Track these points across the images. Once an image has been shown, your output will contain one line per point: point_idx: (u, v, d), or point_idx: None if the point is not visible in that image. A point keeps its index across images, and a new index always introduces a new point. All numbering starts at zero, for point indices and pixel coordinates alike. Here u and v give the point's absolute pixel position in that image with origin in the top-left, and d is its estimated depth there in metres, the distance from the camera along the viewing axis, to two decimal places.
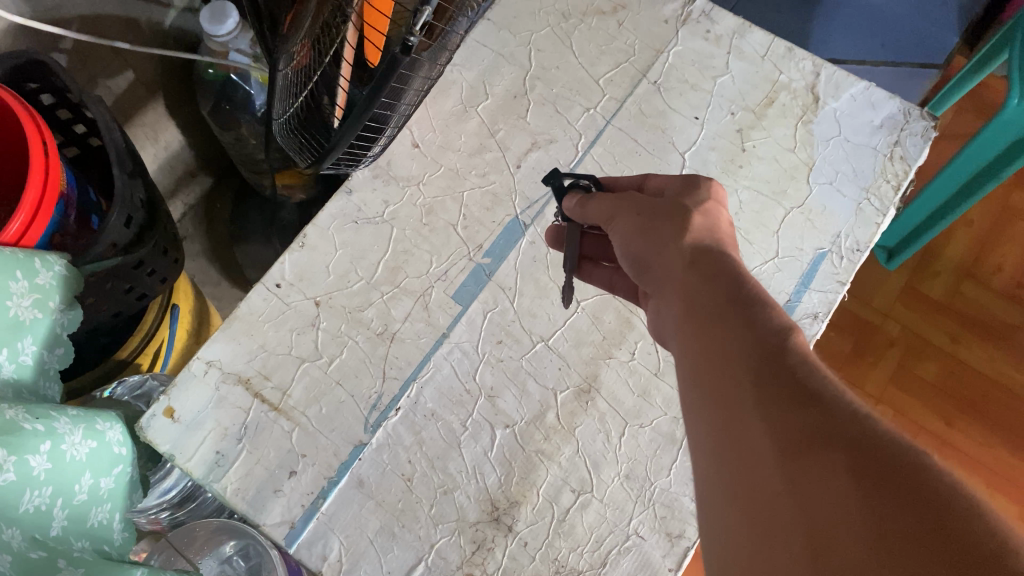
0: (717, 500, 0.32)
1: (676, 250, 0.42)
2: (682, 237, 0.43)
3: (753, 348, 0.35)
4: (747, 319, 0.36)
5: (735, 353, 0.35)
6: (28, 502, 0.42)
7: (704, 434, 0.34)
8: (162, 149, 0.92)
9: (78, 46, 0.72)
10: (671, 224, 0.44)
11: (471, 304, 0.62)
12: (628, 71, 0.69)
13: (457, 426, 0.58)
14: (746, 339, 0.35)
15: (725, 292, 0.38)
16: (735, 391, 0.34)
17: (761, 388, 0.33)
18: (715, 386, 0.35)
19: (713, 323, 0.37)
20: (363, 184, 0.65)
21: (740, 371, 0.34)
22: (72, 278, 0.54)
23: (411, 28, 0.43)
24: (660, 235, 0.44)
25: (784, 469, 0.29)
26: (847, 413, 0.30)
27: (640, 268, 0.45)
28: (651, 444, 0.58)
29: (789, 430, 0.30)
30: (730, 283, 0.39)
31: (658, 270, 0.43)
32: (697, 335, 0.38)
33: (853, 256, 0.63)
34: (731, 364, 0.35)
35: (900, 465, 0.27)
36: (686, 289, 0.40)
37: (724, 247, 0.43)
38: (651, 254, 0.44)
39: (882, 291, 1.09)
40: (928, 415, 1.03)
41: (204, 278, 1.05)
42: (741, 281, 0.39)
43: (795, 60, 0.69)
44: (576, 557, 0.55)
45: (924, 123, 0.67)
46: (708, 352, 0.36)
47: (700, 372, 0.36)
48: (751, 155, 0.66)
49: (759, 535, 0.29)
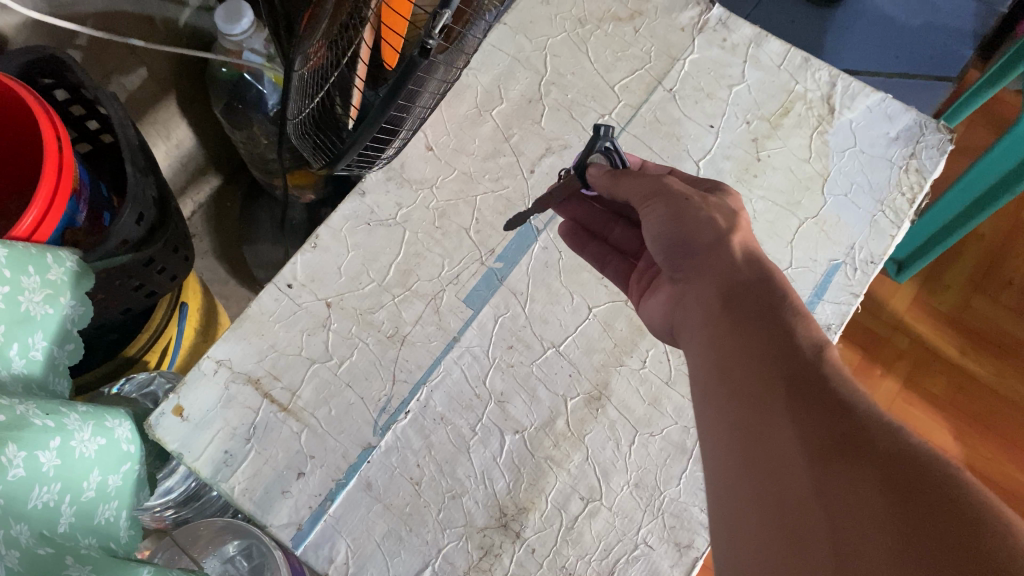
0: (739, 500, 0.32)
1: (718, 249, 0.42)
2: (729, 236, 0.43)
3: (788, 355, 0.35)
4: (783, 327, 0.37)
5: (768, 356, 0.36)
6: (37, 497, 0.42)
7: (728, 432, 0.35)
8: (174, 146, 0.92)
9: (93, 42, 0.72)
10: (718, 220, 0.44)
11: (482, 308, 0.61)
12: (643, 79, 0.69)
13: (466, 431, 0.58)
14: (781, 346, 0.36)
15: (762, 297, 0.39)
16: (764, 393, 0.34)
17: (794, 393, 0.33)
18: (742, 387, 0.35)
19: (747, 324, 0.38)
20: (376, 186, 0.65)
21: (773, 374, 0.35)
22: (84, 273, 0.53)
23: (429, 32, 0.43)
24: (700, 224, 0.43)
25: (812, 472, 0.30)
26: (879, 424, 0.31)
27: (674, 257, 0.45)
28: (661, 453, 0.58)
29: (819, 435, 0.31)
30: (767, 288, 0.39)
31: (697, 264, 0.43)
32: (726, 333, 0.38)
33: (867, 268, 0.63)
34: (763, 366, 0.35)
35: (930, 478, 0.28)
36: (721, 287, 0.40)
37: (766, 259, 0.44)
38: (693, 243, 0.43)
39: (890, 303, 1.09)
40: (938, 429, 1.02)
41: (212, 277, 1.05)
42: (779, 290, 0.39)
43: (811, 71, 0.69)
44: (584, 565, 0.54)
45: (940, 136, 0.67)
46: (739, 351, 0.37)
47: (726, 369, 0.37)
48: (766, 165, 0.66)
49: (780, 533, 0.29)
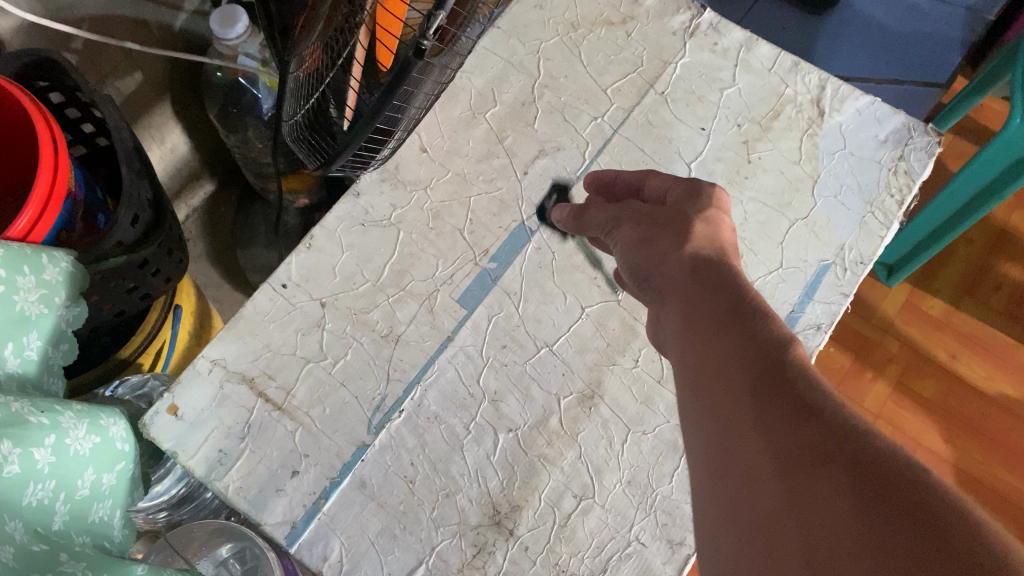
0: (719, 515, 0.33)
1: (675, 263, 0.43)
2: (683, 247, 0.44)
3: (753, 359, 0.36)
4: (747, 329, 0.37)
5: (733, 364, 0.36)
6: (32, 494, 0.42)
7: (701, 446, 0.36)
8: (168, 150, 0.92)
9: (89, 46, 0.73)
10: (672, 233, 0.45)
11: (476, 308, 0.62)
12: (635, 82, 0.70)
13: (459, 429, 0.58)
14: (746, 352, 0.36)
15: (723, 302, 0.39)
16: (733, 403, 0.35)
17: (760, 399, 0.34)
18: (714, 398, 0.36)
19: (711, 334, 0.38)
20: (370, 187, 0.65)
21: (739, 382, 0.35)
22: (79, 274, 0.54)
23: (423, 32, 0.43)
24: (660, 244, 0.45)
25: (783, 485, 0.31)
26: (845, 427, 0.31)
27: (639, 277, 0.46)
28: (653, 451, 0.58)
29: (787, 444, 0.31)
30: (728, 293, 0.40)
31: (657, 278, 0.44)
32: (696, 345, 0.39)
33: (857, 268, 0.64)
34: (727, 378, 0.36)
35: (898, 483, 0.28)
36: (684, 299, 0.41)
37: (725, 257, 0.43)
38: (651, 263, 0.45)
39: (882, 307, 1.10)
40: (928, 433, 1.04)
41: (206, 281, 1.05)
42: (741, 293, 0.40)
43: (801, 74, 0.70)
44: (577, 562, 0.55)
45: (928, 138, 0.67)
46: (702, 366, 0.37)
47: (698, 382, 0.37)
48: (756, 167, 0.67)
49: (757, 551, 0.30)
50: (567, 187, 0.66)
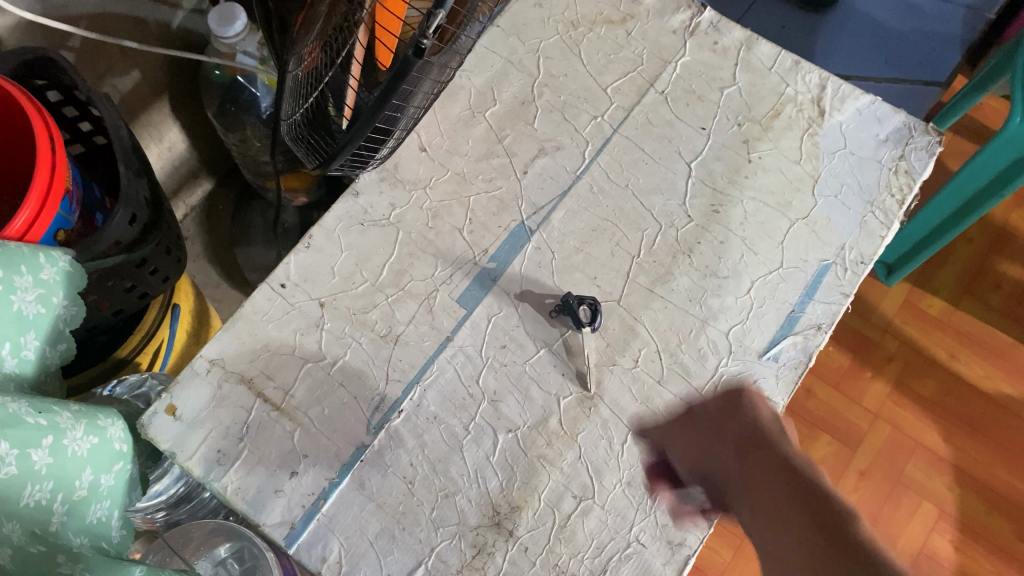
0: None
1: (723, 442, 0.53)
2: (734, 426, 0.53)
3: (813, 510, 0.46)
4: (806, 488, 0.47)
5: (787, 514, 0.46)
6: (29, 496, 0.42)
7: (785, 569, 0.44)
8: (166, 149, 0.92)
9: (86, 44, 0.73)
10: (729, 433, 0.53)
11: (475, 308, 0.61)
12: (635, 81, 0.70)
13: (459, 429, 0.58)
14: (805, 517, 0.46)
15: (781, 474, 0.48)
16: (801, 551, 0.44)
17: (824, 555, 0.43)
18: (797, 552, 0.44)
19: (766, 490, 0.49)
20: (369, 186, 0.65)
21: (806, 538, 0.45)
22: (77, 273, 0.53)
23: (423, 31, 0.43)
24: (722, 446, 0.53)
25: None
26: None
27: (695, 468, 0.54)
28: (653, 451, 0.58)
29: None
30: (784, 475, 0.48)
31: (712, 467, 0.53)
32: (755, 496, 0.49)
33: (858, 268, 0.63)
34: (784, 517, 0.46)
35: None
36: (744, 468, 0.51)
37: (766, 437, 0.51)
38: (713, 460, 0.53)
39: (882, 306, 1.11)
40: (927, 432, 1.05)
41: (204, 279, 1.04)
42: (785, 458, 0.49)
43: (801, 74, 0.70)
44: (577, 563, 0.55)
45: (929, 138, 0.67)
46: (759, 508, 0.48)
47: (770, 525, 0.47)
48: (757, 167, 0.66)
49: None
50: (567, 186, 0.66)
